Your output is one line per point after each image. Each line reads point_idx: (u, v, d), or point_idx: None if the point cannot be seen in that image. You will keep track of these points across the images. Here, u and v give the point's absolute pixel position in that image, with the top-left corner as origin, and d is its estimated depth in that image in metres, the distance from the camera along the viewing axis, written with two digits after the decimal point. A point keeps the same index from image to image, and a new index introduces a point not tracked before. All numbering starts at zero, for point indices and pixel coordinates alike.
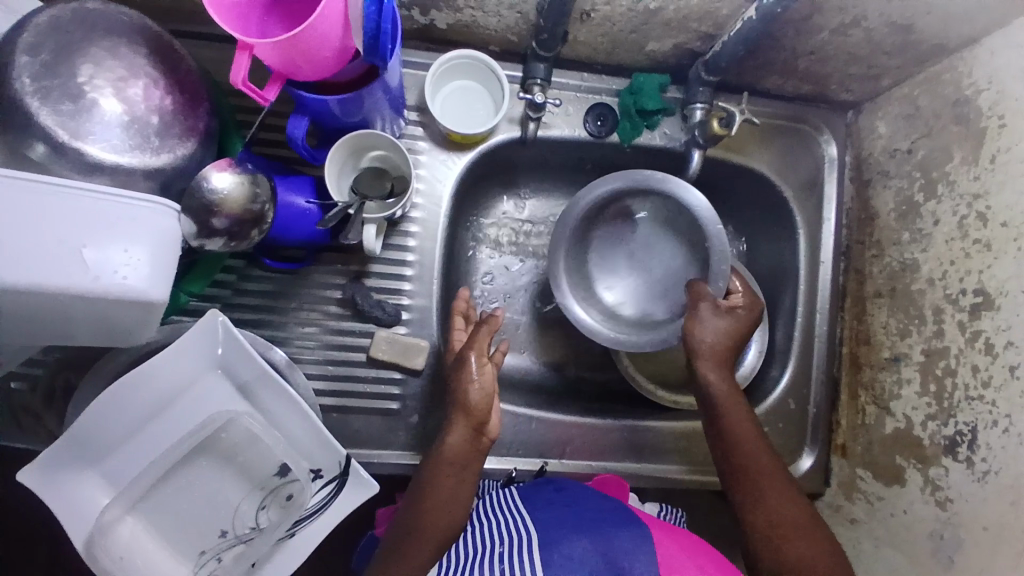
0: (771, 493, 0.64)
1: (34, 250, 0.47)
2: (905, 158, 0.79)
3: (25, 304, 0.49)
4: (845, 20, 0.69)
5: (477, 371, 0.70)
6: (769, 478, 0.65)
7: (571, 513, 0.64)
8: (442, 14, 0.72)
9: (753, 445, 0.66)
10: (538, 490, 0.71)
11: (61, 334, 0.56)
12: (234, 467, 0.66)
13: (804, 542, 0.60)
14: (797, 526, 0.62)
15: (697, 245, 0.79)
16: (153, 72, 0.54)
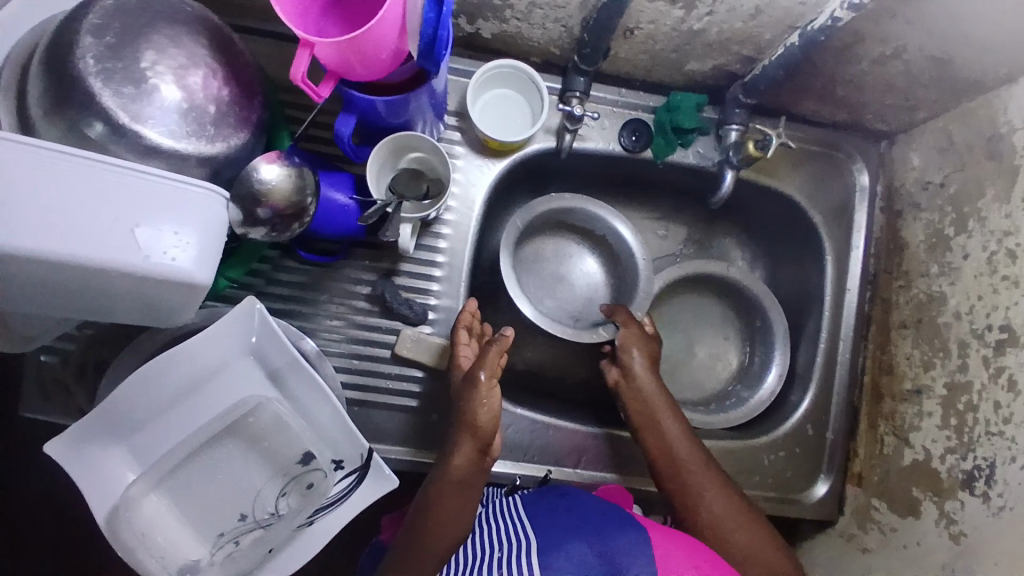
0: (713, 495, 0.71)
1: (91, 226, 0.49)
2: (937, 191, 0.80)
3: (75, 278, 0.51)
4: (885, 51, 0.70)
5: (487, 392, 0.69)
6: (709, 482, 0.72)
7: (569, 516, 0.66)
8: (489, 23, 0.74)
9: (689, 452, 0.73)
10: (540, 496, 0.72)
11: (103, 311, 0.58)
12: (259, 452, 0.67)
13: (750, 536, 0.68)
14: (739, 524, 0.69)
15: (624, 264, 0.88)
16: (212, 62, 0.56)
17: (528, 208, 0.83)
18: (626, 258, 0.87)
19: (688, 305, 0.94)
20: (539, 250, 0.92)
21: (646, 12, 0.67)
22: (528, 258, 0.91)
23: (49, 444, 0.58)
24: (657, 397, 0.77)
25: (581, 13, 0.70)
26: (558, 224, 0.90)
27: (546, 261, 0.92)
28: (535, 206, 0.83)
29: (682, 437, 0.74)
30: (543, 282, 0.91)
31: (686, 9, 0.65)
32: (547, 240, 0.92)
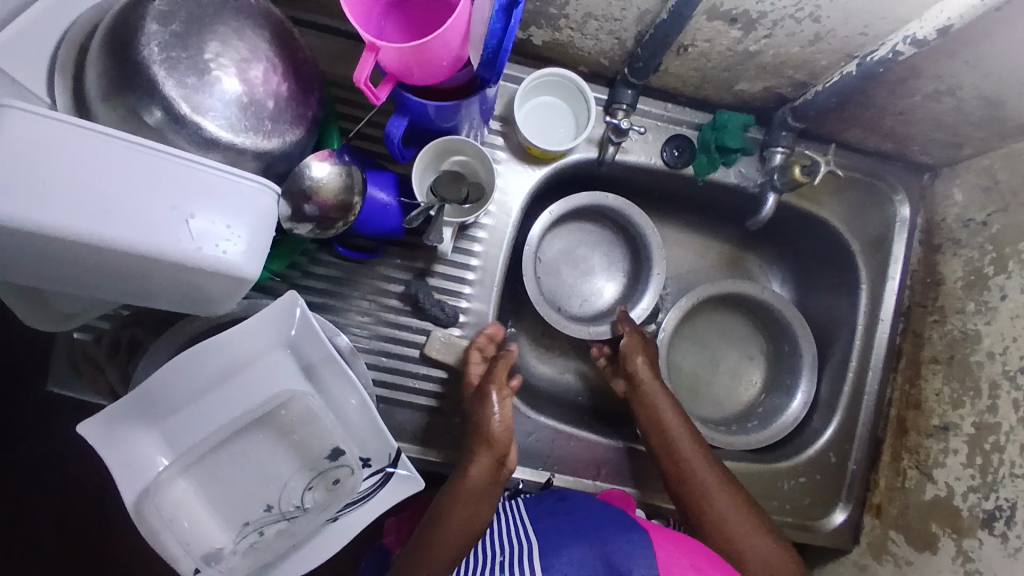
0: (721, 499, 0.71)
1: (149, 216, 0.49)
2: (978, 229, 0.79)
3: (127, 264, 0.51)
4: (939, 87, 0.69)
5: (498, 405, 0.72)
6: (716, 486, 0.72)
7: (568, 520, 0.65)
8: (541, 30, 0.74)
9: (697, 457, 0.74)
10: (540, 500, 0.72)
11: (147, 297, 0.58)
12: (288, 444, 0.68)
13: (757, 537, 0.69)
14: (749, 527, 0.70)
15: (643, 273, 0.88)
16: (272, 57, 0.56)
17: (563, 201, 0.83)
18: (646, 268, 0.87)
19: (716, 322, 0.94)
20: (569, 229, 0.92)
21: (703, 30, 0.67)
22: (554, 233, 0.91)
23: (83, 425, 0.58)
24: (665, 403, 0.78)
25: (636, 27, 0.69)
26: (593, 217, 0.91)
27: (569, 242, 0.92)
28: (569, 198, 0.83)
29: (692, 445, 0.75)
30: (559, 260, 0.92)
31: (745, 30, 0.65)
32: (577, 227, 0.92)
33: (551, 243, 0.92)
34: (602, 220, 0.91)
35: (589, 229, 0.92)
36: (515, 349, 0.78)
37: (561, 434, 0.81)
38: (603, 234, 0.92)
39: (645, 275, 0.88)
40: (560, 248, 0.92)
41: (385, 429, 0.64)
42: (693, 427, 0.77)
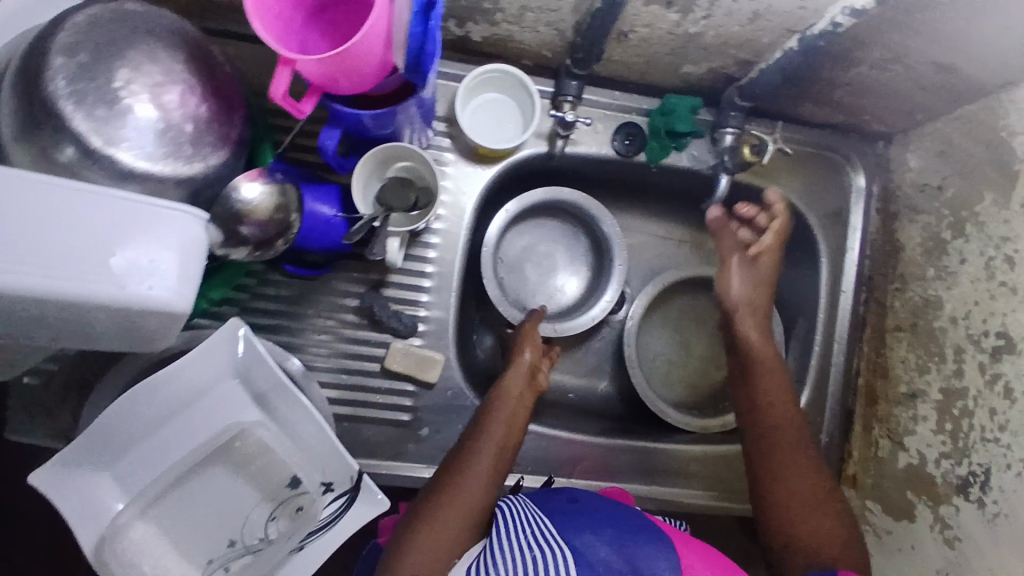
0: (790, 458, 0.69)
1: (70, 258, 0.46)
2: (934, 195, 0.78)
3: (56, 310, 0.48)
4: (885, 55, 0.67)
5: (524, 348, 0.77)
6: (794, 451, 0.69)
7: (587, 519, 0.62)
8: (479, 26, 0.71)
9: (782, 415, 0.71)
10: (548, 498, 0.67)
11: (86, 341, 0.56)
12: (246, 475, 0.66)
13: (816, 514, 0.66)
14: (814, 498, 0.67)
15: (606, 266, 0.87)
16: (189, 78, 0.53)
17: (521, 198, 0.81)
18: (608, 266, 0.86)
19: (683, 308, 0.92)
20: (531, 225, 0.90)
21: (641, 16, 0.65)
22: (516, 229, 0.90)
23: (32, 474, 0.57)
24: (766, 343, 0.76)
25: (574, 16, 0.67)
26: (553, 213, 0.89)
27: (531, 239, 0.90)
28: (527, 196, 0.81)
29: (774, 377, 0.74)
30: (520, 257, 0.90)
31: (683, 13, 0.63)
32: (538, 224, 0.91)
33: (511, 241, 0.90)
34: (565, 216, 0.90)
35: (550, 225, 0.91)
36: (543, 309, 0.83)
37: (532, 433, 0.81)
38: (567, 230, 0.91)
39: (607, 272, 0.86)
40: (522, 246, 0.90)
41: (343, 450, 0.62)
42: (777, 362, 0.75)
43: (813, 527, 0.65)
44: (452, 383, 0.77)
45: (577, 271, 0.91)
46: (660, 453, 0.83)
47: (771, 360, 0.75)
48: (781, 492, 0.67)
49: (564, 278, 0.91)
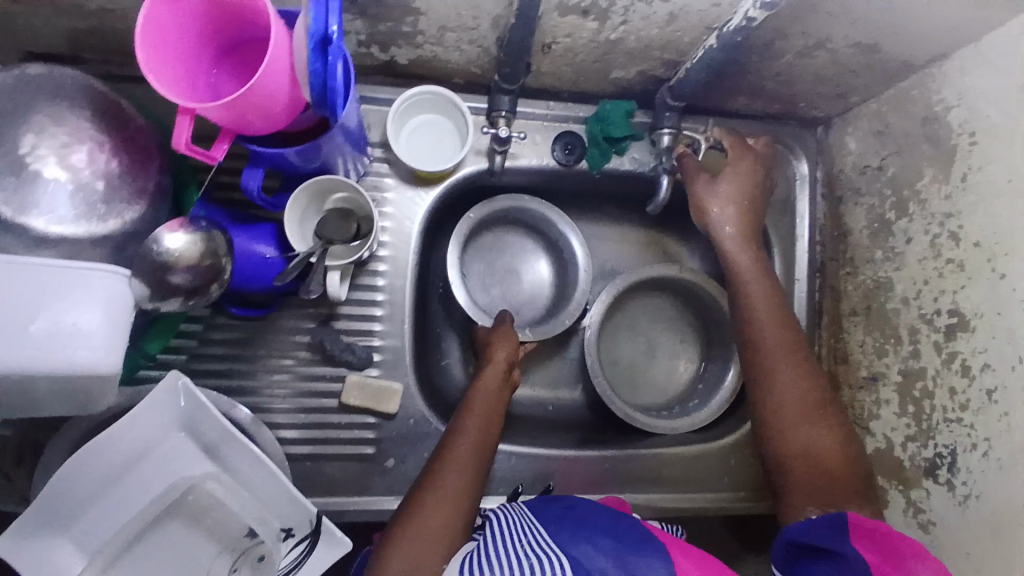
0: (785, 372, 0.69)
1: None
2: (876, 175, 0.79)
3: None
4: (808, 43, 0.68)
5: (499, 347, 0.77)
6: (790, 368, 0.69)
7: (586, 526, 0.62)
8: (402, 50, 0.70)
9: (774, 334, 0.71)
10: (547, 507, 0.67)
11: (28, 407, 0.55)
12: (203, 529, 0.64)
13: (814, 429, 0.66)
14: (810, 411, 0.67)
15: (573, 280, 0.86)
16: (98, 135, 0.54)
17: (487, 203, 0.81)
18: (573, 274, 0.85)
19: (644, 310, 0.93)
20: (491, 240, 0.89)
21: (560, 27, 0.64)
22: (483, 243, 0.89)
23: None
24: (755, 265, 0.74)
25: (494, 33, 0.67)
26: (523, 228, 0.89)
27: (501, 253, 0.90)
28: (496, 197, 0.81)
29: (770, 307, 0.72)
30: (482, 274, 0.89)
31: (600, 20, 0.63)
32: (507, 239, 0.90)
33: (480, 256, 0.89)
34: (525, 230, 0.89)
35: (520, 240, 0.90)
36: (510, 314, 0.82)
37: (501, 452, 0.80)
38: (529, 245, 0.90)
39: (572, 281, 0.85)
40: (490, 260, 0.89)
41: (299, 495, 0.61)
42: (770, 284, 0.74)
43: (810, 442, 0.65)
44: (413, 411, 0.76)
45: (540, 287, 0.90)
46: (633, 459, 0.82)
47: (760, 278, 0.74)
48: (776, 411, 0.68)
49: (529, 294, 0.90)
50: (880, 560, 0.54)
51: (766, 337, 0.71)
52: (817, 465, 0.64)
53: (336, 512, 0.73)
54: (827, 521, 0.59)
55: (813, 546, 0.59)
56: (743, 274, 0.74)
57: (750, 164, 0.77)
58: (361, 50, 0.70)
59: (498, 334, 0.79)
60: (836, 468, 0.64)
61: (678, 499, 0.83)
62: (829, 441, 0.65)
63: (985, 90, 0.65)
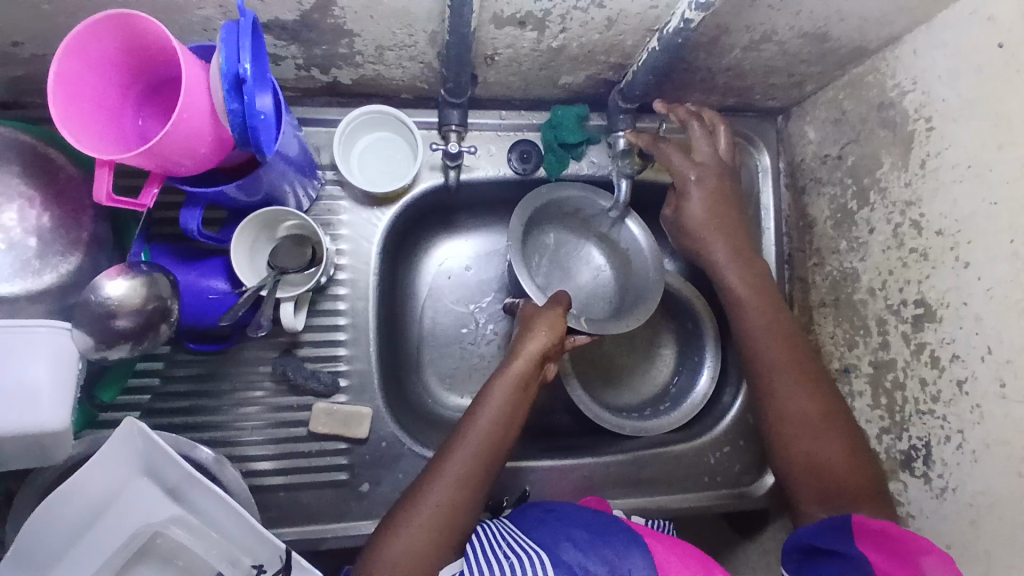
0: (789, 385, 0.68)
1: None
2: (836, 164, 0.78)
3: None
4: (755, 37, 0.66)
5: (529, 340, 0.67)
6: (792, 379, 0.68)
7: (560, 524, 0.61)
8: (343, 71, 0.69)
9: (776, 346, 0.70)
10: (524, 514, 0.66)
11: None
12: (174, 570, 0.65)
13: (820, 440, 0.66)
14: (815, 420, 0.67)
15: (636, 282, 0.78)
16: (27, 191, 0.56)
17: (554, 187, 0.75)
18: (640, 274, 0.77)
19: None
20: (550, 245, 0.83)
21: (499, 38, 0.63)
22: (549, 237, 0.82)
23: None
24: (743, 277, 0.73)
25: (433, 48, 0.65)
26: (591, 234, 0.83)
27: (563, 254, 0.83)
28: (564, 183, 0.76)
29: (767, 326, 0.71)
30: (539, 274, 0.81)
31: (539, 30, 0.62)
32: (572, 244, 0.84)
33: (542, 252, 0.82)
34: (580, 238, 0.83)
35: (584, 247, 0.84)
36: (564, 294, 0.70)
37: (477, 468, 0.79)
38: (584, 255, 0.84)
39: (640, 281, 0.77)
40: (551, 259, 0.82)
41: (265, 532, 0.60)
42: (768, 300, 0.73)
43: (816, 452, 0.66)
44: (384, 434, 0.75)
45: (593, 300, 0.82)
46: (613, 465, 0.81)
47: (759, 291, 0.73)
48: (780, 423, 0.68)
49: (584, 298, 0.82)
50: (887, 559, 0.54)
51: (766, 349, 0.70)
52: (824, 474, 0.65)
53: (314, 541, 0.72)
54: (835, 522, 0.58)
55: (819, 548, 0.58)
56: (741, 294, 0.73)
57: (700, 179, 0.73)
58: (302, 73, 0.68)
59: (535, 315, 0.69)
60: (845, 477, 0.64)
61: (663, 502, 0.82)
62: (838, 452, 0.65)
63: (939, 71, 0.63)
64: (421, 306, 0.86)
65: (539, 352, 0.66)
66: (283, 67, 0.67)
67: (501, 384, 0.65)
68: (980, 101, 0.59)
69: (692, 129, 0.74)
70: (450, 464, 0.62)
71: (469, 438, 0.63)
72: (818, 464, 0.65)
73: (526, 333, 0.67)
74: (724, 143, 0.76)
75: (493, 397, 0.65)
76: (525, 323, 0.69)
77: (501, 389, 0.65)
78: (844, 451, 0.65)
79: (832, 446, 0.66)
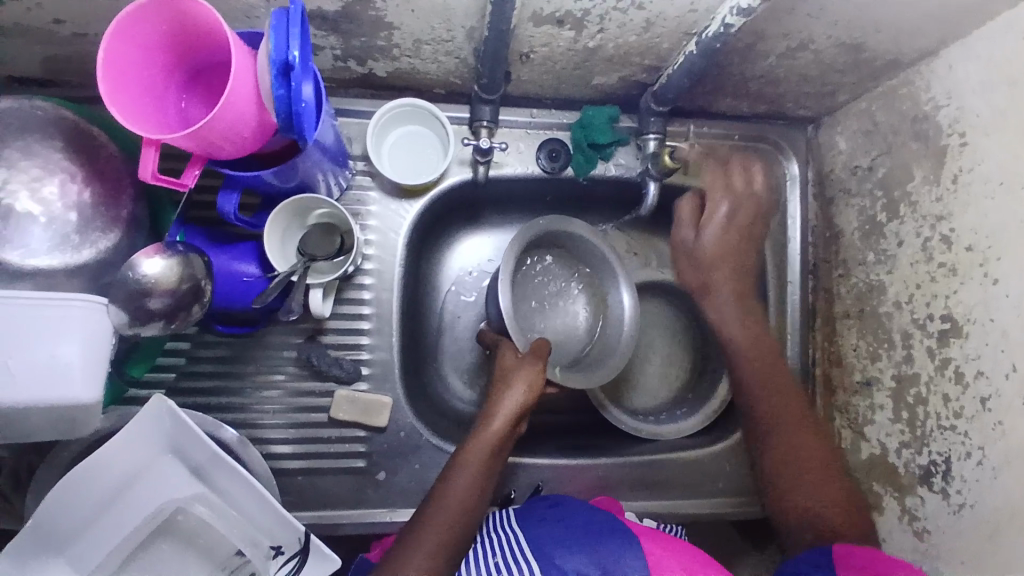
0: (789, 436, 0.72)
1: None
2: (866, 176, 0.77)
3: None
4: (791, 44, 0.66)
5: (506, 395, 0.66)
6: (792, 428, 0.72)
7: (567, 523, 0.62)
8: (380, 63, 0.69)
9: (769, 397, 0.75)
10: (532, 509, 0.67)
11: (17, 438, 0.55)
12: (195, 549, 0.67)
13: (815, 489, 0.68)
14: (817, 470, 0.69)
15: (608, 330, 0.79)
16: (70, 167, 0.57)
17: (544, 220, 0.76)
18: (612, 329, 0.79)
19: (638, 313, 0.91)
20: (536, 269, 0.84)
21: (536, 36, 0.63)
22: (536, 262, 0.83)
23: None
24: (749, 346, 0.79)
25: (470, 44, 0.66)
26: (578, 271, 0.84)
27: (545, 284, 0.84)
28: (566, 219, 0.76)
29: (760, 384, 0.76)
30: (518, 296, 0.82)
31: (577, 29, 0.62)
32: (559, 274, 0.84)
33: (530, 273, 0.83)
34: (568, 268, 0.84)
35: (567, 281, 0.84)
36: (545, 340, 0.71)
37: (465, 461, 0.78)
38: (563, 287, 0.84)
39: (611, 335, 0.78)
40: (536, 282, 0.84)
41: (287, 515, 0.62)
42: (769, 361, 0.78)
43: (810, 501, 0.67)
44: (403, 424, 0.76)
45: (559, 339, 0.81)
46: (627, 466, 0.82)
47: (753, 347, 0.79)
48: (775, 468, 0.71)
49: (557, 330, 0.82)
50: None
51: (768, 403, 0.75)
52: (813, 518, 0.66)
53: (329, 526, 0.73)
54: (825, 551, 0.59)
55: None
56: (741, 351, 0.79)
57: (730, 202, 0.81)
58: (338, 64, 0.69)
59: (511, 369, 0.68)
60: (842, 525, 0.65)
61: (675, 502, 0.82)
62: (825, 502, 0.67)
63: (974, 87, 0.63)
64: (441, 300, 0.87)
65: (516, 408, 0.66)
66: (321, 57, 0.68)
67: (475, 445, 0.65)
68: (1014, 117, 0.59)
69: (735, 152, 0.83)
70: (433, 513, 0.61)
71: (446, 502, 0.62)
72: (809, 510, 0.67)
73: (504, 388, 0.67)
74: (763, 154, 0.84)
75: (469, 457, 0.64)
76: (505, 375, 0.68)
77: (475, 450, 0.64)
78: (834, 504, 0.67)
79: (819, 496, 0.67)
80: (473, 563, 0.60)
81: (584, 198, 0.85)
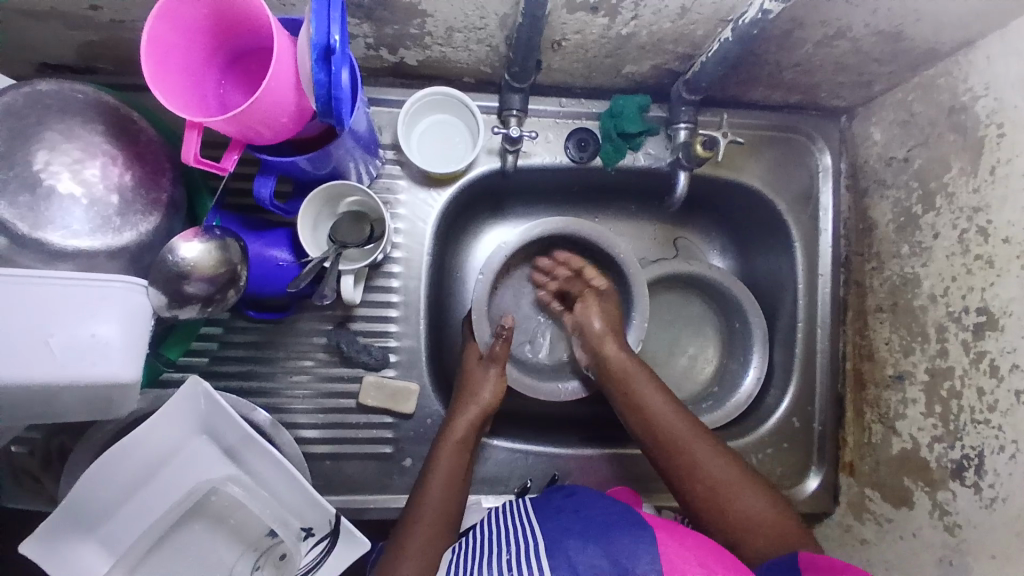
0: (708, 452, 0.65)
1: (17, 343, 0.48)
2: (902, 167, 0.76)
3: (9, 394, 0.50)
4: (828, 32, 0.65)
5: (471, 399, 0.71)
6: (707, 442, 0.66)
7: (580, 515, 0.62)
8: (411, 51, 0.69)
9: (656, 399, 0.69)
10: (548, 497, 0.67)
11: (54, 417, 0.56)
12: (225, 529, 0.68)
13: (750, 497, 0.63)
14: (737, 483, 0.64)
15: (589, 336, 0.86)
16: (110, 149, 0.57)
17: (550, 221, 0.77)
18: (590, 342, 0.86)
19: (664, 303, 0.91)
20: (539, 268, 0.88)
21: (569, 23, 0.63)
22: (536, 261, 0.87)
23: (24, 545, 0.59)
24: (664, 402, 0.69)
25: (502, 31, 0.66)
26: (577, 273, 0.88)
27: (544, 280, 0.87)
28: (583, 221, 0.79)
29: (653, 391, 0.70)
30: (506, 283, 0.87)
31: (610, 16, 0.62)
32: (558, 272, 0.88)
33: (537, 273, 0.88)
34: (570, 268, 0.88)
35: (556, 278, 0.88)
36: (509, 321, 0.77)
37: (490, 447, 0.79)
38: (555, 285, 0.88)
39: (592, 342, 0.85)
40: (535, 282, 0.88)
41: (318, 496, 0.64)
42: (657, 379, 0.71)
43: (748, 509, 0.62)
44: (430, 411, 0.76)
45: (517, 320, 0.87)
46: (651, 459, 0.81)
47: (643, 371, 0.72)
48: (710, 488, 0.64)
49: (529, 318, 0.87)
50: None
51: (652, 403, 0.69)
52: (754, 526, 0.62)
53: (356, 510, 0.74)
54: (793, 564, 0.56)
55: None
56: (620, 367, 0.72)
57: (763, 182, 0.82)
58: (370, 52, 0.69)
59: (476, 373, 0.74)
60: (776, 528, 0.61)
61: None
62: (762, 506, 0.63)
63: (1014, 79, 0.62)
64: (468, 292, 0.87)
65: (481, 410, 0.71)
66: (354, 45, 0.68)
67: (447, 444, 0.68)
68: None
69: (766, 141, 0.83)
70: (426, 507, 0.64)
71: (424, 504, 0.65)
72: (745, 523, 0.62)
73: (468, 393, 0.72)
74: (793, 143, 0.83)
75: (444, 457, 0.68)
76: (473, 385, 0.73)
77: (447, 449, 0.68)
78: (762, 505, 0.63)
79: (758, 502, 0.63)
80: (479, 548, 0.59)
81: (611, 187, 0.85)
